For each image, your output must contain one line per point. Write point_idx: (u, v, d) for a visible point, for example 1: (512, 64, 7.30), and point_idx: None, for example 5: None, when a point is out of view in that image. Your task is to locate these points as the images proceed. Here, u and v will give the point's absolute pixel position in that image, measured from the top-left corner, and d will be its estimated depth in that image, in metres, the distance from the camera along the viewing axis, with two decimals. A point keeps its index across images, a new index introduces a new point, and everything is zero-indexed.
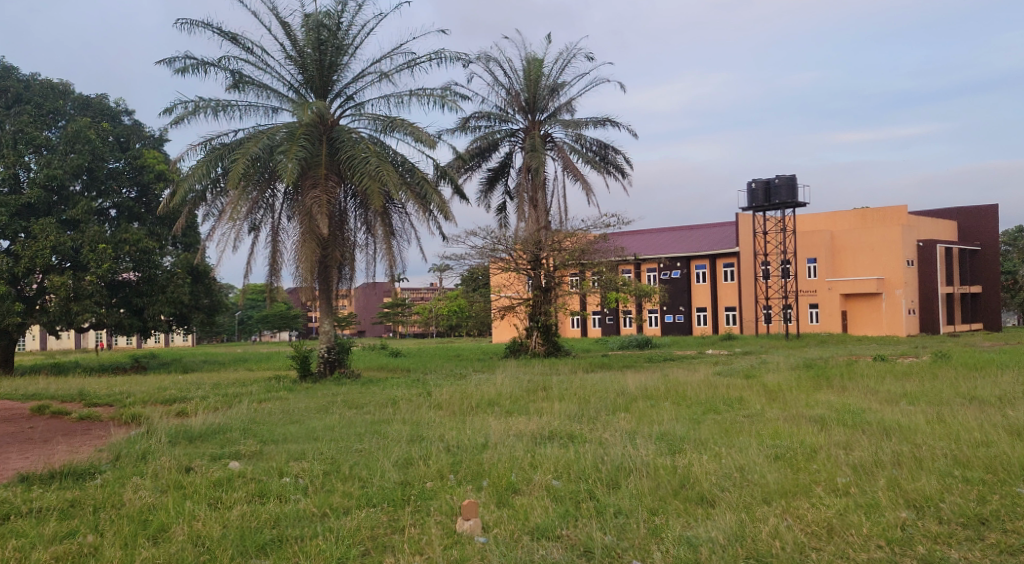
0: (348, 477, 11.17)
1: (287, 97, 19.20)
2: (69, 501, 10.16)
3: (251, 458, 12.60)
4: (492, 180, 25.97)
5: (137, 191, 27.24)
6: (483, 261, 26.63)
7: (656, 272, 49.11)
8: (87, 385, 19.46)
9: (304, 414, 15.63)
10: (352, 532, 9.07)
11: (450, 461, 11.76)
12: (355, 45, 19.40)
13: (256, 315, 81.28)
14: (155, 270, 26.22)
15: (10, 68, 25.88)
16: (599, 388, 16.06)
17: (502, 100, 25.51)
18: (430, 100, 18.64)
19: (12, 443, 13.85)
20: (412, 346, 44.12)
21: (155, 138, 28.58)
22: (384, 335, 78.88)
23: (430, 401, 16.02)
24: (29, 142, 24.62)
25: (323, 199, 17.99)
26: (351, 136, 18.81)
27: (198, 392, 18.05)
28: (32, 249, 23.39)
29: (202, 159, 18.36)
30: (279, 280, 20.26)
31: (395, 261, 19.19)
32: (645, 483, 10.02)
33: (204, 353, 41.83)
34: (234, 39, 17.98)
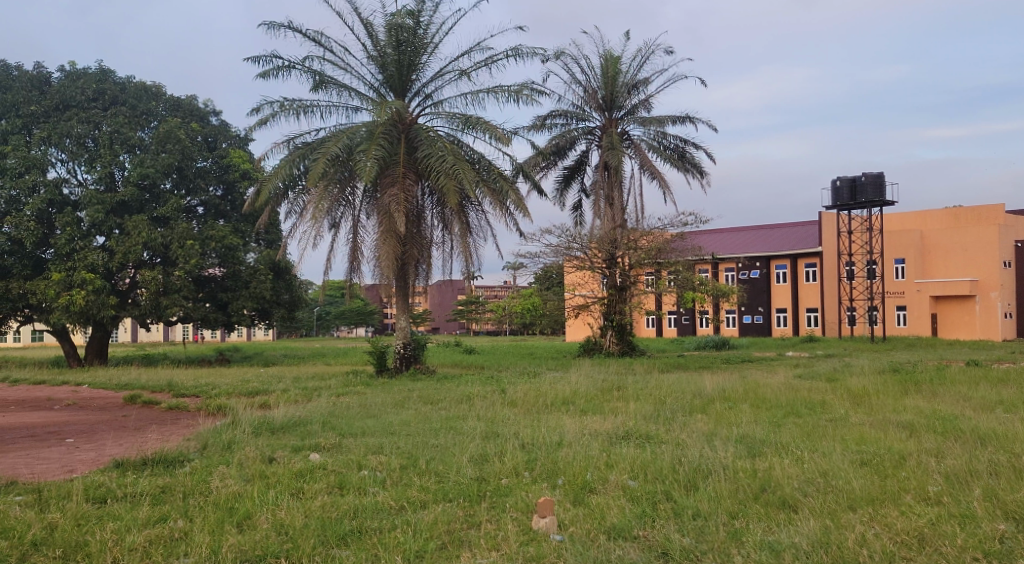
0: (426, 472, 11.34)
1: (367, 96, 19.53)
2: (160, 488, 10.55)
3: (331, 451, 12.89)
4: (568, 178, 25.94)
5: (223, 189, 28.13)
6: (558, 259, 26.59)
7: (734, 271, 48.38)
8: (175, 376, 20.17)
9: (381, 408, 15.89)
10: (429, 525, 9.18)
11: (525, 458, 11.81)
12: (434, 44, 19.61)
13: (334, 311, 83.07)
14: (239, 266, 27.02)
15: (109, 71, 27.32)
16: (675, 389, 15.88)
17: (579, 98, 25.44)
18: (507, 97, 18.71)
19: (107, 430, 14.51)
20: (485, 344, 44.55)
21: (241, 138, 29.41)
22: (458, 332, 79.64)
23: (505, 398, 16.13)
24: (124, 142, 25.63)
25: (400, 197, 18.25)
26: (429, 134, 19.03)
27: (279, 384, 18.55)
28: (125, 245, 24.37)
29: (285, 158, 18.84)
30: (358, 277, 20.62)
31: (471, 258, 19.35)
32: (724, 486, 9.89)
33: (287, 348, 43.21)
34: (317, 40, 18.36)
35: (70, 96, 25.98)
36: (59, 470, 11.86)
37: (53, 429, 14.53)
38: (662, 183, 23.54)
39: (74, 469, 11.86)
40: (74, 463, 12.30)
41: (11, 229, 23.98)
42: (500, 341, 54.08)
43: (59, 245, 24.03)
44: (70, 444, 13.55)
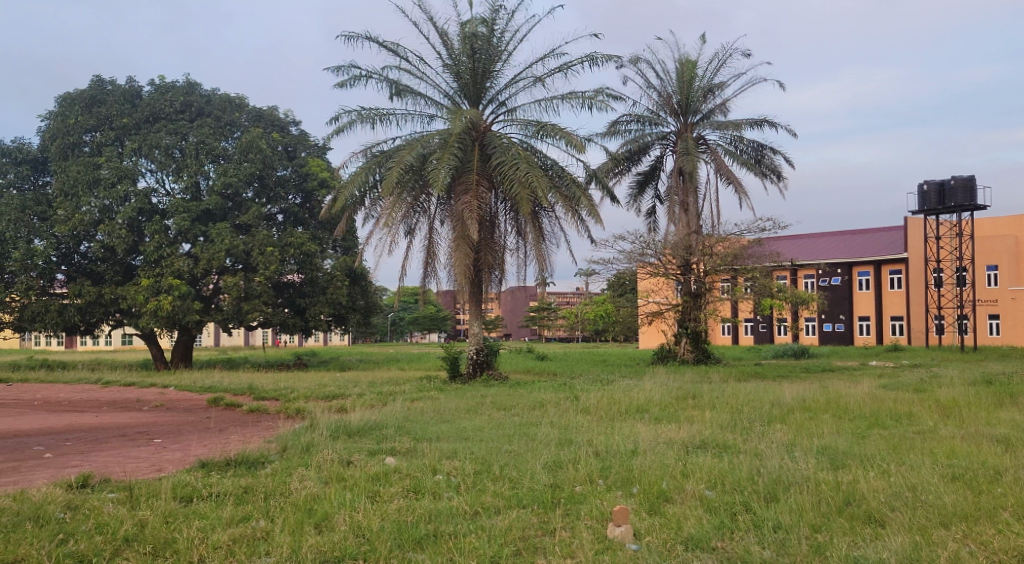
0: (500, 478, 11.36)
1: (442, 104, 19.75)
2: (243, 488, 10.84)
3: (406, 455, 13.06)
4: (642, 184, 25.72)
5: (301, 197, 28.80)
6: (632, 266, 26.32)
7: (814, 278, 47.21)
8: (255, 380, 20.73)
9: (455, 414, 16.01)
10: (504, 531, 9.20)
11: (599, 466, 11.74)
12: (508, 52, 19.73)
13: (408, 316, 84.17)
14: (316, 272, 27.52)
15: (196, 84, 28.36)
16: (752, 398, 15.55)
17: (654, 103, 25.25)
18: (582, 103, 18.66)
19: (192, 432, 15.00)
20: (557, 351, 44.53)
21: (319, 147, 30.08)
22: (530, 339, 79.75)
23: (578, 405, 16.06)
24: (209, 152, 26.50)
25: (474, 204, 18.38)
26: (503, 141, 19.11)
27: (355, 389, 18.88)
28: (209, 252, 25.16)
29: (362, 167, 19.21)
30: (432, 283, 20.86)
31: (545, 265, 19.35)
32: (806, 498, 9.62)
33: (364, 353, 44.07)
34: (394, 49, 18.66)
35: (159, 108, 27.08)
36: (148, 469, 12.31)
37: (142, 430, 15.10)
38: (739, 188, 23.13)
39: (162, 469, 12.30)
40: (162, 463, 12.76)
41: (104, 237, 25.07)
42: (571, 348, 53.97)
43: (148, 252, 24.95)
44: (158, 444, 14.07)
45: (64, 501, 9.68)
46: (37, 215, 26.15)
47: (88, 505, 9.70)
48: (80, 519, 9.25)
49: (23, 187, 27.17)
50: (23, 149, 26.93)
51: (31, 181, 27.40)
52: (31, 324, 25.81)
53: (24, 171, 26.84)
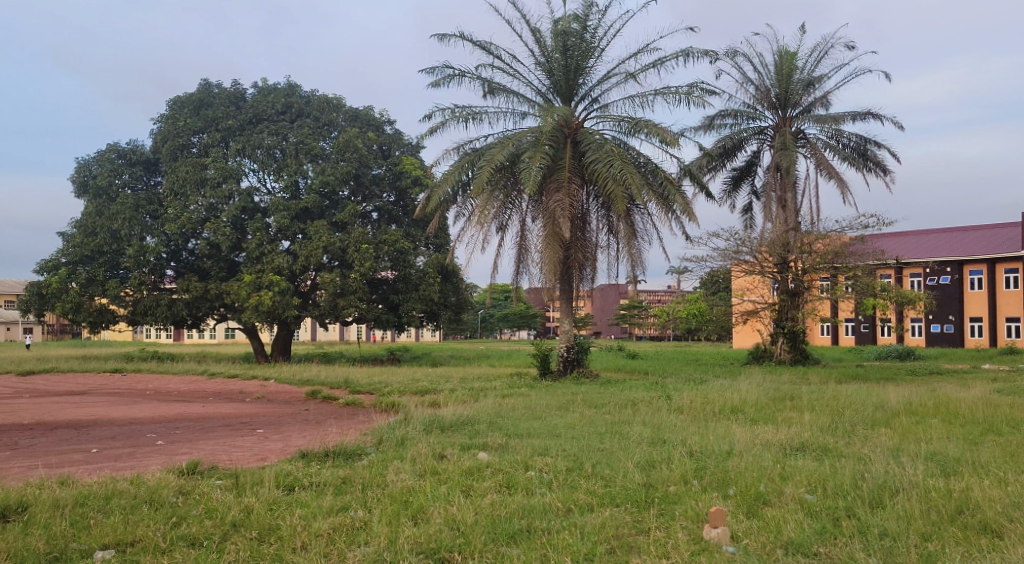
0: (592, 475, 11.32)
1: (534, 101, 19.82)
2: (341, 478, 11.13)
3: (498, 450, 13.15)
4: (738, 180, 25.20)
5: (395, 195, 29.33)
6: (726, 264, 25.75)
7: (921, 277, 45.33)
8: (351, 374, 21.25)
9: (546, 411, 16.04)
10: (597, 529, 9.17)
11: (694, 466, 11.57)
12: (601, 48, 19.64)
13: (498, 314, 84.74)
14: (410, 270, 27.96)
15: (296, 86, 29.28)
16: (855, 401, 15.00)
17: (751, 97, 24.69)
18: (676, 99, 18.41)
19: (293, 423, 15.48)
20: (647, 350, 44.15)
21: (413, 146, 30.53)
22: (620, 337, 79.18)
23: (671, 405, 15.85)
24: (308, 153, 27.28)
25: (565, 202, 18.35)
26: (595, 138, 19.02)
27: (447, 384, 19.13)
28: (307, 249, 25.97)
29: (454, 165, 19.47)
30: (523, 280, 20.95)
31: (637, 263, 19.16)
32: (915, 505, 9.22)
33: (458, 348, 44.56)
34: (486, 48, 18.82)
35: (262, 110, 28.17)
36: (252, 458, 12.77)
37: (245, 420, 15.68)
38: (841, 183, 22.39)
39: (265, 458, 12.73)
40: (264, 452, 13.22)
41: (210, 235, 26.18)
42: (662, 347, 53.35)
43: (251, 249, 25.98)
44: (261, 434, 14.59)
45: (176, 486, 10.13)
46: (149, 213, 27.45)
47: (198, 491, 10.12)
48: (190, 503, 9.66)
49: (137, 187, 28.57)
50: (137, 151, 28.41)
51: (144, 182, 28.81)
52: (144, 319, 26.97)
53: (138, 172, 28.22)
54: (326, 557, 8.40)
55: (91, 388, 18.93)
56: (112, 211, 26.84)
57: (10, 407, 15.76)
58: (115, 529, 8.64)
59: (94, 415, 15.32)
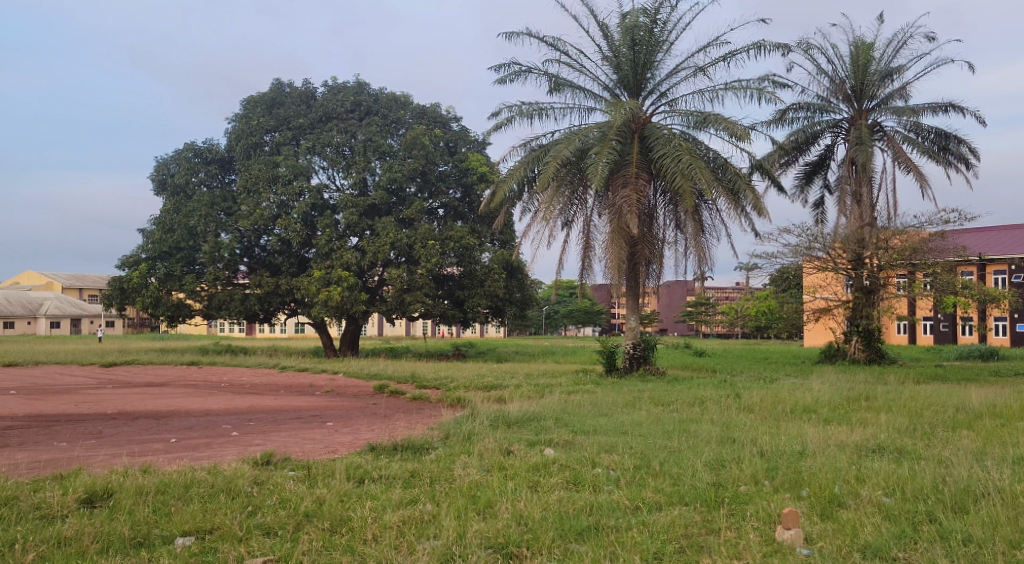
0: (660, 473, 11.20)
1: (601, 96, 19.70)
2: (410, 472, 11.25)
3: (564, 447, 13.12)
4: (810, 174, 24.62)
5: (461, 192, 29.45)
6: (797, 260, 25.20)
7: (1006, 275, 43.69)
8: (418, 368, 21.47)
9: (612, 408, 15.94)
10: (666, 528, 9.06)
11: (765, 466, 11.35)
12: (670, 42, 19.40)
13: (562, 310, 84.65)
14: (475, 266, 28.07)
15: (365, 84, 29.69)
16: (934, 402, 14.51)
17: (825, 90, 24.11)
18: (747, 92, 18.08)
19: (361, 417, 15.71)
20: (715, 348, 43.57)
21: (479, 143, 30.61)
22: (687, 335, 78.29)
23: (740, 403, 15.59)
24: (376, 150, 27.63)
25: (632, 198, 18.20)
26: (663, 133, 18.81)
27: (512, 380, 19.18)
28: (375, 245, 26.34)
29: (521, 161, 19.50)
30: (589, 277, 20.86)
31: (705, 259, 18.88)
32: (1002, 511, 8.87)
33: (524, 344, 44.70)
34: (553, 44, 18.75)
35: (331, 108, 28.69)
36: (323, 450, 13.01)
37: (316, 413, 15.99)
38: (920, 178, 21.66)
39: (336, 451, 12.95)
40: (334, 445, 13.45)
41: (282, 231, 26.79)
42: (730, 345, 52.55)
43: (321, 245, 26.46)
44: (331, 427, 14.84)
45: (252, 476, 10.38)
46: (223, 211, 28.21)
47: (272, 481, 10.34)
48: (264, 493, 9.87)
49: (212, 184, 29.40)
50: (212, 150, 29.19)
51: (219, 180, 29.60)
52: (218, 312, 27.85)
53: (213, 170, 28.99)
54: (397, 549, 8.47)
55: (169, 379, 19.53)
56: (190, 209, 27.73)
57: (94, 397, 16.38)
58: (195, 517, 8.88)
59: (171, 406, 15.80)
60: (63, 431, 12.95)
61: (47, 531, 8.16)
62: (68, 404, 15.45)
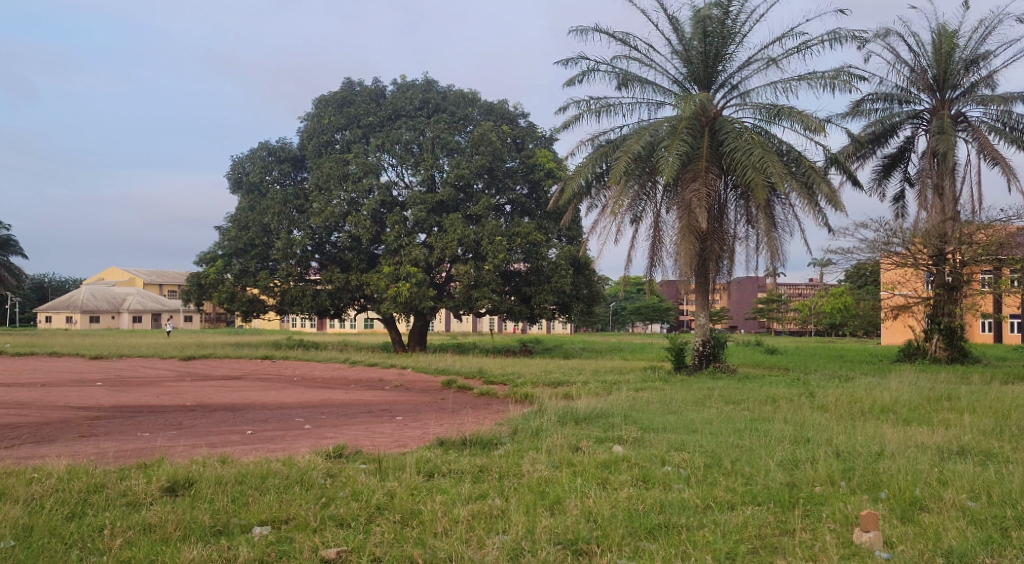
0: (732, 472, 11.00)
1: (671, 90, 19.46)
2: (478, 467, 11.29)
3: (633, 444, 13.00)
4: (889, 167, 23.88)
5: (528, 188, 29.42)
6: (875, 256, 24.42)
7: None
8: (484, 364, 21.57)
9: (682, 406, 15.73)
10: (738, 528, 8.91)
11: (842, 467, 11.04)
12: (743, 34, 19.04)
13: (630, 306, 84.05)
14: (542, 262, 28.02)
15: (434, 82, 29.94)
16: (1021, 403, 13.91)
17: (904, 79, 23.33)
18: (822, 84, 17.61)
19: (430, 411, 15.85)
20: (788, 345, 42.67)
21: (547, 139, 30.53)
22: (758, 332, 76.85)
23: (814, 402, 15.22)
24: (444, 147, 27.85)
25: (702, 192, 17.91)
26: (734, 126, 18.48)
27: (579, 377, 19.11)
28: (443, 241, 26.56)
29: (588, 156, 19.40)
30: (658, 273, 20.64)
31: (777, 255, 18.47)
32: None
33: (592, 340, 44.49)
34: (622, 38, 18.60)
35: (400, 106, 29.02)
36: (393, 444, 13.17)
37: (385, 407, 16.21)
38: (1008, 169, 20.76)
39: (405, 445, 13.10)
40: (404, 439, 13.60)
41: (352, 228, 27.22)
42: (804, 342, 51.42)
43: (389, 242, 26.81)
44: (400, 421, 15.02)
45: (324, 469, 10.59)
46: (295, 208, 28.78)
47: (345, 474, 10.52)
48: (337, 485, 10.06)
49: (285, 182, 30.07)
50: (286, 149, 29.91)
51: (292, 178, 30.25)
52: (290, 307, 28.44)
53: (286, 168, 29.65)
54: (467, 543, 8.52)
55: (244, 373, 20.06)
56: (263, 206, 28.48)
57: (174, 390, 16.93)
58: (272, 506, 9.10)
59: (247, 399, 16.22)
60: (145, 421, 13.41)
61: (133, 518, 8.44)
62: (150, 395, 16.01)
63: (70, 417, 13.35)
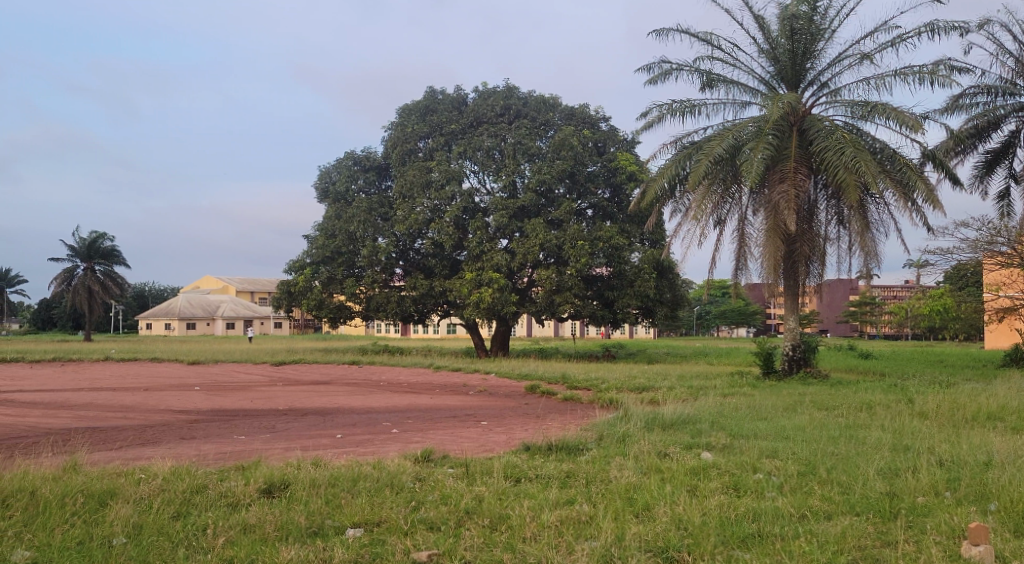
0: (828, 481, 10.65)
1: (757, 89, 19.06)
2: (565, 472, 11.23)
3: (723, 450, 12.73)
4: (991, 163, 22.82)
5: (610, 192, 29.26)
6: (977, 256, 23.30)
7: None
8: (568, 369, 21.49)
9: (772, 411, 15.32)
10: (836, 538, 8.60)
11: (946, 477, 10.55)
12: (832, 29, 18.53)
13: (715, 310, 82.48)
14: (624, 266, 27.77)
15: (515, 88, 30.08)
16: None
17: (1008, 70, 22.27)
18: (918, 78, 16.95)
19: (514, 416, 15.88)
20: (886, 349, 41.11)
21: (629, 142, 30.24)
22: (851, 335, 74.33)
23: (913, 409, 14.61)
24: (525, 152, 27.94)
25: (790, 194, 17.44)
26: (824, 125, 17.96)
27: (665, 382, 18.85)
28: (525, 246, 26.62)
29: (671, 159, 19.15)
30: (744, 276, 20.21)
31: (871, 256, 17.83)
32: None
33: (678, 345, 43.80)
34: (705, 39, 18.30)
35: (482, 113, 29.28)
36: (479, 449, 13.23)
37: (470, 412, 16.31)
38: None
39: (492, 449, 13.15)
40: (490, 444, 13.65)
41: (435, 234, 27.57)
42: (903, 346, 49.42)
43: (472, 248, 27.06)
44: (485, 426, 15.10)
45: (413, 473, 10.70)
46: (380, 215, 29.32)
47: (434, 478, 10.61)
48: (426, 489, 10.16)
49: (370, 191, 30.71)
50: (370, 158, 30.58)
51: (376, 186, 30.88)
52: (376, 313, 28.99)
53: (371, 177, 30.29)
54: (556, 548, 8.47)
55: (334, 378, 20.52)
56: (349, 214, 28.89)
57: (267, 394, 17.44)
58: (364, 509, 9.24)
59: (336, 404, 16.57)
60: (241, 425, 13.84)
61: (233, 519, 8.69)
62: (245, 399, 16.52)
63: (172, 420, 13.90)
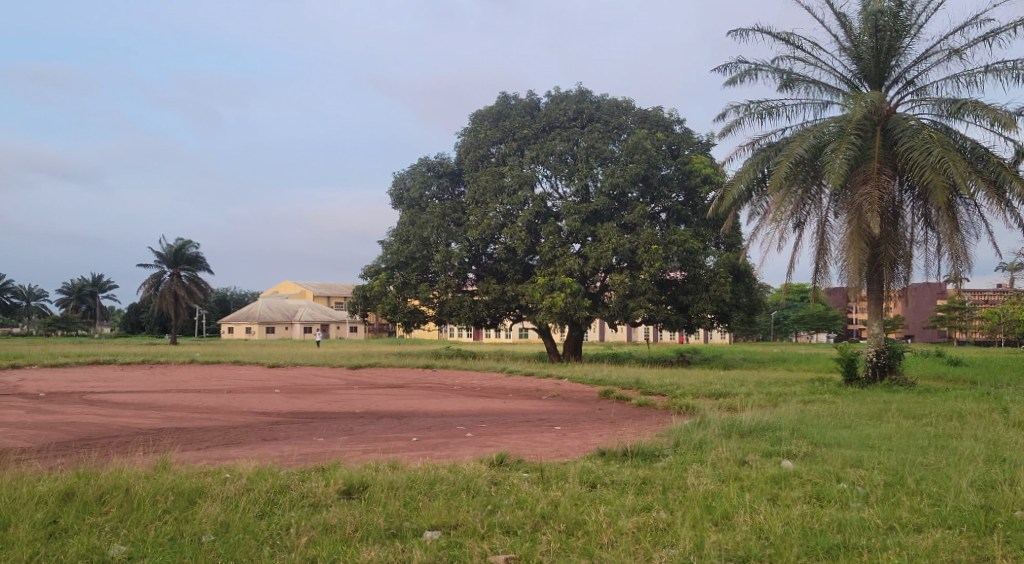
0: (917, 491, 10.24)
1: (839, 89, 18.54)
2: (641, 479, 11.08)
3: (805, 459, 12.37)
4: None
5: (684, 195, 28.90)
6: None
7: None
8: (642, 374, 21.26)
9: (856, 419, 14.83)
10: (927, 552, 8.25)
11: None
12: (919, 25, 17.91)
13: (792, 316, 80.51)
14: (699, 270, 27.36)
15: (588, 92, 29.99)
16: None
17: None
18: (1011, 74, 16.23)
19: (588, 421, 15.76)
20: (978, 356, 39.40)
21: (703, 144, 29.77)
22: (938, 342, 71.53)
23: (1008, 418, 13.93)
24: (598, 156, 27.81)
25: (874, 195, 16.89)
26: (910, 124, 17.37)
27: (741, 388, 18.46)
28: (597, 251, 26.45)
29: (749, 161, 18.80)
30: (824, 280, 19.68)
31: (960, 259, 17.14)
32: None
33: (757, 351, 42.89)
34: (785, 38, 17.92)
35: (555, 117, 29.29)
36: (553, 453, 13.17)
37: (543, 417, 16.27)
38: None
39: (566, 455, 13.07)
40: (564, 448, 13.57)
41: (507, 239, 27.66)
42: (997, 353, 47.27)
43: (544, 252, 27.08)
44: (559, 431, 15.02)
45: (489, 477, 10.71)
46: (453, 220, 29.59)
47: (509, 482, 10.60)
48: (502, 493, 10.16)
49: (443, 197, 31.02)
50: (444, 164, 30.91)
51: (450, 192, 31.19)
52: (449, 318, 29.27)
53: (444, 183, 30.58)
54: (634, 554, 8.35)
55: (408, 381, 20.75)
56: (422, 220, 29.23)
57: (344, 397, 17.73)
58: (441, 512, 9.27)
59: (411, 407, 16.76)
60: (320, 427, 14.11)
61: (315, 518, 8.83)
62: (323, 402, 16.85)
63: (254, 421, 14.26)
